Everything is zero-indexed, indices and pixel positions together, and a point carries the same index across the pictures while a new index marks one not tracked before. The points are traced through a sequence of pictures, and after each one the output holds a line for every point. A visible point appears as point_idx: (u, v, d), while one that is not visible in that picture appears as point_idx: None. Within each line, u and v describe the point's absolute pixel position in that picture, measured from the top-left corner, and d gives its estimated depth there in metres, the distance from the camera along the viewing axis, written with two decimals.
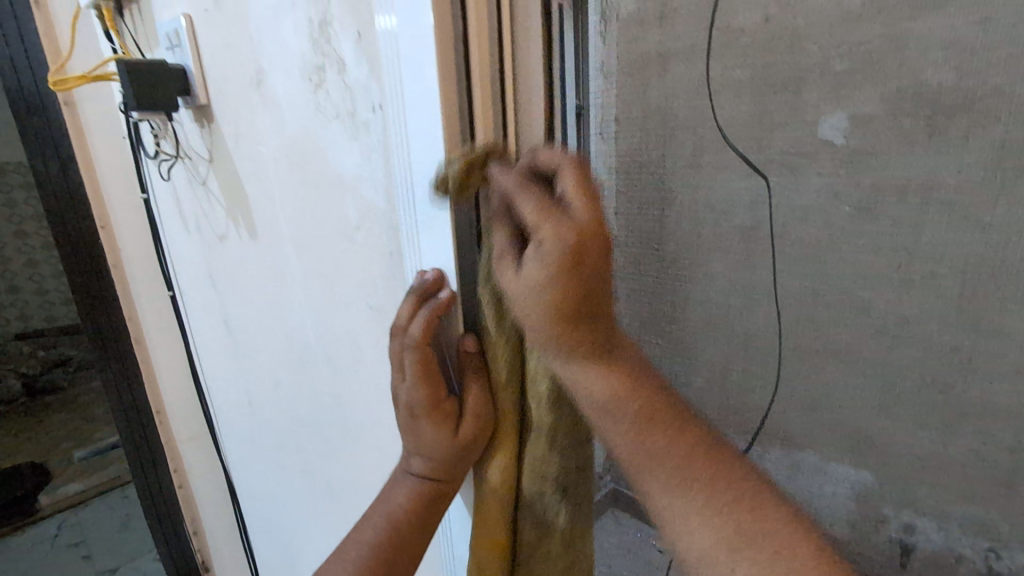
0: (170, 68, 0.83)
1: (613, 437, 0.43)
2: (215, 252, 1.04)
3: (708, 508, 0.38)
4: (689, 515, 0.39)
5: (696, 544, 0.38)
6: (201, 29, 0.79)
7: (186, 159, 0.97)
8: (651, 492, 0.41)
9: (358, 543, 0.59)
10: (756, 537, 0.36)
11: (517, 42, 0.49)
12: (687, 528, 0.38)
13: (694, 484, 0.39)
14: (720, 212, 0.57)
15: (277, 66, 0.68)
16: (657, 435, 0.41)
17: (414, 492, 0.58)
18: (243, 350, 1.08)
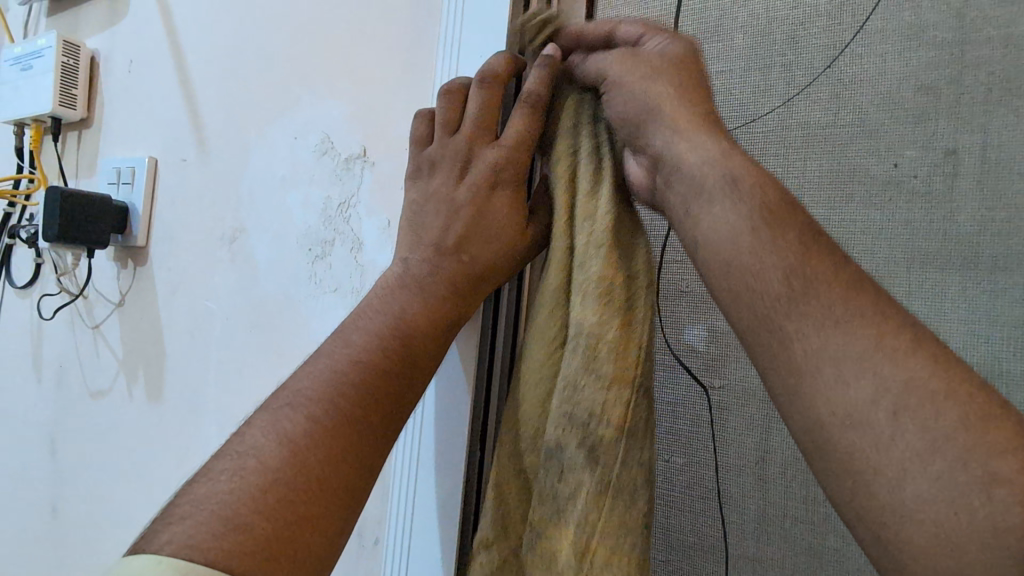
0: (112, 205, 0.75)
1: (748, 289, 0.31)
2: (74, 412, 0.83)
3: (845, 310, 0.29)
4: (812, 328, 0.29)
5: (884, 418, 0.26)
6: (168, 174, 0.75)
7: (82, 298, 0.82)
8: (753, 295, 0.31)
9: (304, 378, 0.39)
10: (909, 366, 0.27)
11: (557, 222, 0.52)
12: (818, 319, 0.29)
13: (826, 325, 0.29)
14: (956, 160, 0.40)
15: (265, 230, 0.66)
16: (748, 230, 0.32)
17: (359, 401, 0.38)
18: (71, 543, 0.81)
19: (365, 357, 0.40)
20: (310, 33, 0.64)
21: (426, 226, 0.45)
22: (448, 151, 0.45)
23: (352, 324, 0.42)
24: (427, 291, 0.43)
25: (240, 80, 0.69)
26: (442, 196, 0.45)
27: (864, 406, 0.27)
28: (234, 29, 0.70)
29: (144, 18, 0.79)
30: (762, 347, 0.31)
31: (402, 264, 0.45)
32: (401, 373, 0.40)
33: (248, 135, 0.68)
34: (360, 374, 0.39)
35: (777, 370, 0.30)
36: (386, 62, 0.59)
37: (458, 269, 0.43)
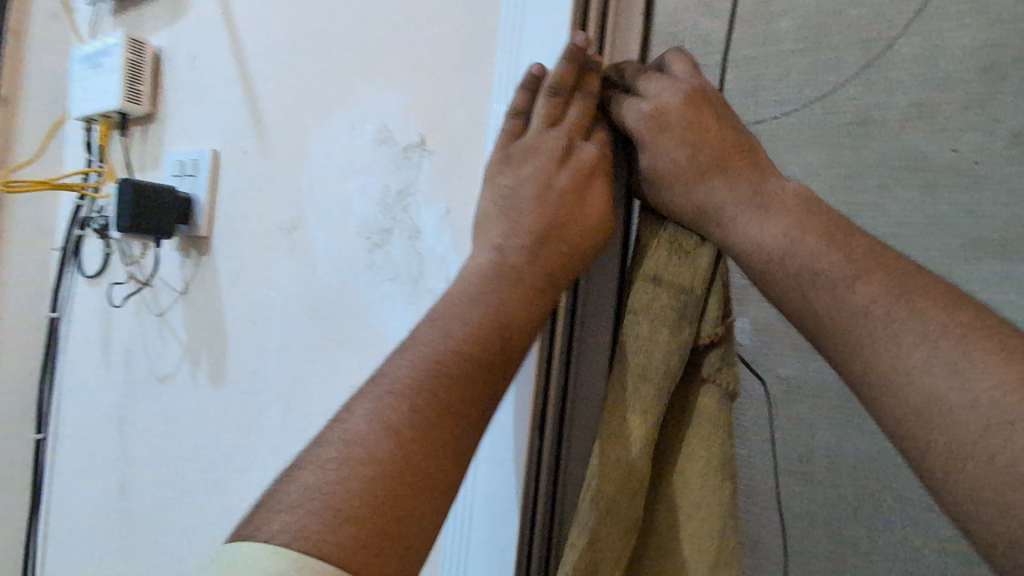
0: (178, 196, 0.77)
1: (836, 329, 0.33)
2: (142, 396, 0.87)
3: (910, 323, 0.30)
4: (923, 334, 0.30)
5: (973, 433, 0.27)
6: (228, 167, 0.77)
7: (148, 287, 0.86)
8: (853, 330, 0.32)
9: (402, 361, 0.40)
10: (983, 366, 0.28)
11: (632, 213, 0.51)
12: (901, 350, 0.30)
13: (929, 323, 0.30)
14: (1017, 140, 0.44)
15: (323, 218, 0.67)
16: (814, 235, 0.35)
17: (462, 394, 0.39)
18: (140, 522, 0.85)
19: (466, 348, 0.40)
20: (366, 22, 0.64)
21: (518, 214, 0.44)
22: (546, 139, 0.45)
23: (449, 314, 0.42)
24: (523, 286, 0.43)
25: (298, 72, 0.70)
26: (537, 182, 0.44)
27: (938, 401, 0.29)
28: (292, 24, 0.71)
29: (203, 14, 0.82)
30: (870, 382, 0.31)
31: (494, 252, 0.44)
32: (501, 363, 0.41)
33: (307, 127, 0.69)
34: (465, 365, 0.39)
35: (891, 396, 0.30)
36: (444, 52, 0.59)
37: (554, 264, 0.44)
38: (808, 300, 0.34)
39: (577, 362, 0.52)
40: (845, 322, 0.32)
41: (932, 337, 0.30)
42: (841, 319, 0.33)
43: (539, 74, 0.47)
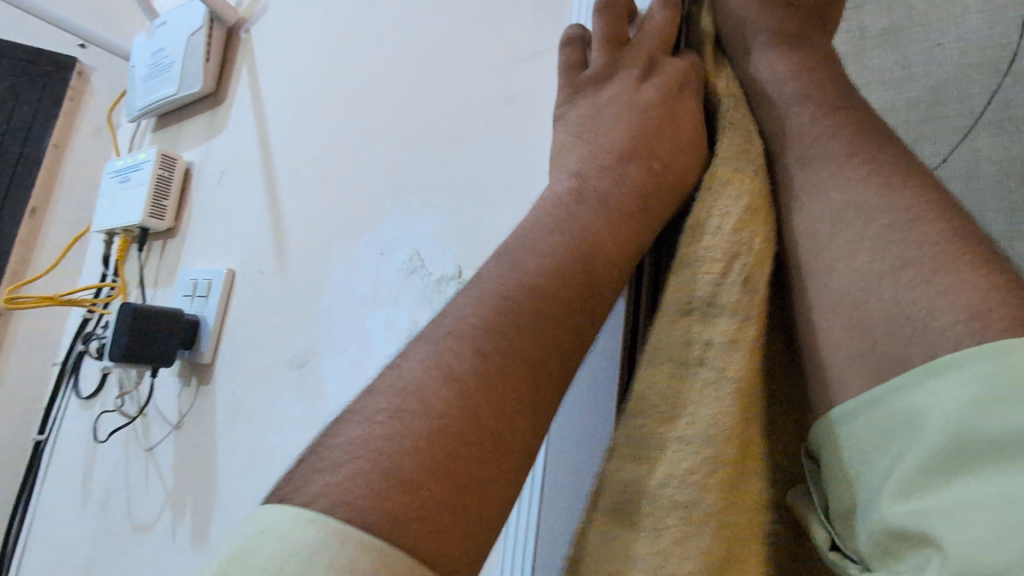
0: (183, 318, 0.70)
1: (821, 175, 0.33)
2: (114, 547, 0.74)
3: (896, 192, 0.30)
4: (882, 168, 0.31)
5: (887, 269, 0.29)
6: (242, 291, 0.70)
7: (140, 418, 0.76)
8: (832, 157, 0.33)
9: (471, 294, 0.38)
10: (955, 255, 0.27)
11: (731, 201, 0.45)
12: (868, 202, 0.31)
13: (912, 199, 0.30)
14: None
15: (338, 354, 0.58)
16: (841, 113, 0.35)
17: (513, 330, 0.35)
18: None
19: (542, 286, 0.37)
20: (403, 139, 0.60)
21: (597, 136, 0.45)
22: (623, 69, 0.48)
23: (526, 249, 0.39)
24: (588, 229, 0.40)
25: (328, 192, 0.65)
26: (613, 109, 0.46)
27: (904, 263, 0.28)
28: (325, 142, 0.68)
29: (237, 133, 0.80)
30: (819, 199, 0.33)
31: (575, 178, 0.44)
32: (569, 313, 0.37)
33: (329, 250, 0.62)
34: (540, 307, 0.36)
35: (821, 217, 0.32)
36: (488, 176, 0.52)
37: (638, 181, 0.42)
38: (790, 127, 0.36)
39: None
40: (806, 140, 0.35)
41: (849, 168, 0.32)
42: (818, 186, 0.33)
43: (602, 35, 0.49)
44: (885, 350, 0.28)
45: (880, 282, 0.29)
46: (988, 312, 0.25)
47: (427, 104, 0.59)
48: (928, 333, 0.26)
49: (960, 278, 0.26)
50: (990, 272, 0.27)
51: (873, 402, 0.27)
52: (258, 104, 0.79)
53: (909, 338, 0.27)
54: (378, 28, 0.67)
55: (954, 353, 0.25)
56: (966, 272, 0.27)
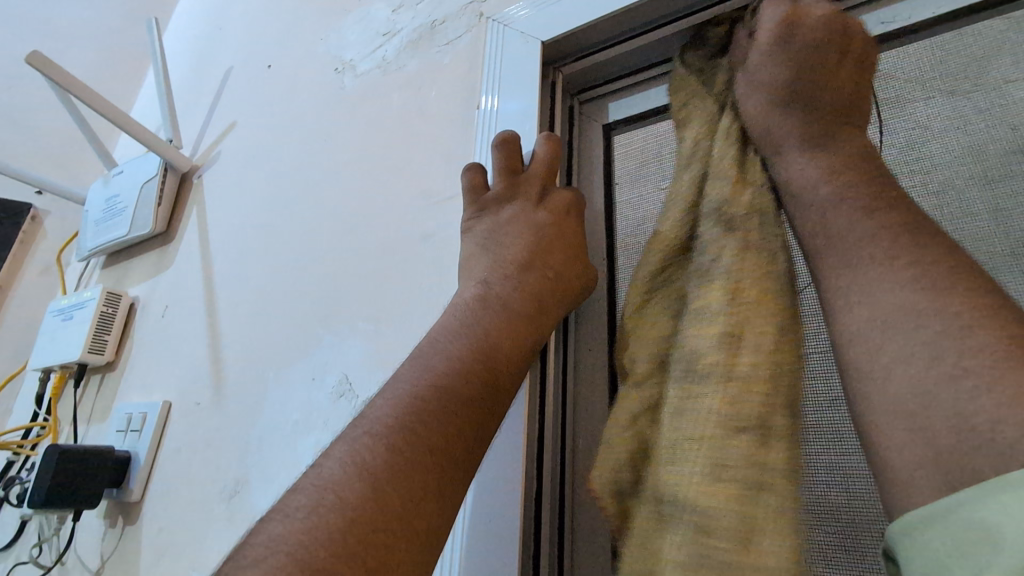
0: (114, 455, 0.70)
1: (871, 280, 0.31)
2: None
3: (952, 304, 0.28)
4: (928, 275, 0.30)
5: (942, 378, 0.27)
6: (177, 422, 0.71)
7: (58, 569, 0.72)
8: (873, 259, 0.32)
9: (389, 393, 0.43)
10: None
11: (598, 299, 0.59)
12: (925, 311, 0.29)
13: (959, 313, 0.28)
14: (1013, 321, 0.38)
15: (268, 482, 0.59)
16: (889, 215, 0.33)
17: (439, 419, 0.41)
18: None
19: (451, 385, 0.42)
20: (335, 269, 0.66)
21: (501, 248, 0.52)
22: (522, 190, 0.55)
23: (432, 352, 0.45)
24: (497, 330, 0.47)
25: (267, 322, 0.69)
26: (514, 225, 0.54)
27: (969, 377, 0.26)
28: (265, 275, 0.73)
29: (183, 270, 0.85)
30: (860, 303, 0.31)
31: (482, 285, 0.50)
32: (485, 403, 0.44)
33: (266, 378, 0.65)
34: (449, 406, 0.41)
35: (866, 322, 0.31)
36: (410, 301, 0.58)
37: (538, 286, 0.50)
38: (830, 230, 0.35)
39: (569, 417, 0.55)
40: (853, 243, 0.33)
41: (896, 272, 0.31)
42: (867, 291, 0.31)
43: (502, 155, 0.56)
44: (947, 460, 0.25)
45: (945, 393, 0.26)
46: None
47: (355, 238, 0.67)
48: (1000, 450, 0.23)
49: None
50: None
51: (923, 518, 0.25)
52: (205, 243, 0.85)
53: (974, 457, 0.24)
54: (316, 176, 0.76)
55: (1010, 474, 0.23)
56: None
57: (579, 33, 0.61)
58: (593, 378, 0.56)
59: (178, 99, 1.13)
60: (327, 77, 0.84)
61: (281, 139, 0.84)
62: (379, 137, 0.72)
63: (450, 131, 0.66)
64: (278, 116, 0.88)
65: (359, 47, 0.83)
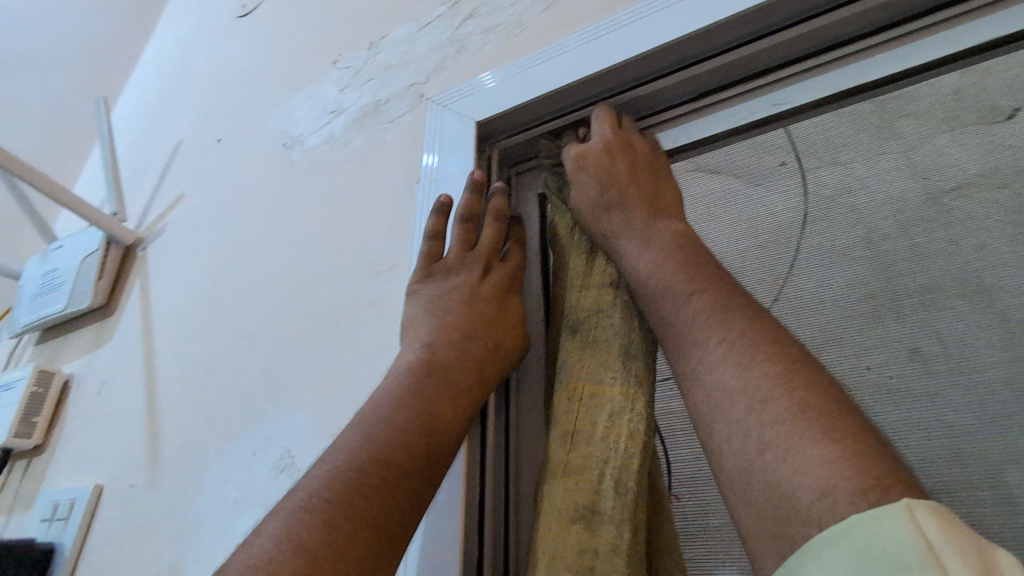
0: (36, 547, 0.65)
1: (696, 360, 0.38)
2: None
3: (754, 371, 0.34)
4: (737, 345, 0.36)
5: (755, 450, 0.31)
6: (109, 506, 0.68)
7: None
8: (700, 342, 0.38)
9: (325, 465, 0.43)
10: (794, 426, 0.30)
11: (531, 358, 0.61)
12: (724, 385, 0.35)
13: (760, 383, 0.33)
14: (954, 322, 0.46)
15: (205, 564, 0.56)
16: (704, 296, 0.40)
17: (379, 490, 0.41)
18: None
19: (393, 457, 0.43)
20: (279, 339, 0.67)
21: (445, 313, 0.54)
22: (471, 261, 0.58)
23: (373, 420, 0.46)
24: (438, 401, 0.48)
25: (208, 396, 0.68)
26: (459, 294, 0.56)
27: (770, 445, 0.31)
28: (207, 346, 0.73)
29: (123, 343, 0.83)
30: (698, 383, 0.37)
31: (424, 353, 0.51)
32: (423, 473, 0.45)
33: (205, 456, 0.64)
34: (386, 472, 0.42)
35: (703, 401, 0.36)
36: (355, 367, 0.59)
37: (481, 355, 0.53)
38: (665, 307, 0.43)
39: (510, 476, 0.56)
40: (690, 324, 0.40)
41: (711, 347, 0.37)
42: (696, 371, 0.38)
43: (459, 227, 0.59)
44: (772, 523, 0.29)
45: (768, 458, 0.30)
46: (839, 487, 0.27)
47: (299, 307, 0.68)
48: (806, 502, 0.28)
49: (801, 448, 0.29)
50: (852, 446, 0.28)
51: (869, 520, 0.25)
52: (147, 315, 0.84)
53: (790, 518, 0.28)
54: (261, 247, 0.77)
55: (821, 532, 0.26)
56: (828, 452, 0.28)
57: (505, 116, 0.66)
58: (533, 438, 0.57)
59: (125, 172, 1.14)
60: (275, 151, 0.88)
61: (229, 210, 0.86)
62: (325, 208, 0.75)
63: (393, 204, 0.69)
64: (225, 188, 0.90)
65: (306, 123, 0.87)
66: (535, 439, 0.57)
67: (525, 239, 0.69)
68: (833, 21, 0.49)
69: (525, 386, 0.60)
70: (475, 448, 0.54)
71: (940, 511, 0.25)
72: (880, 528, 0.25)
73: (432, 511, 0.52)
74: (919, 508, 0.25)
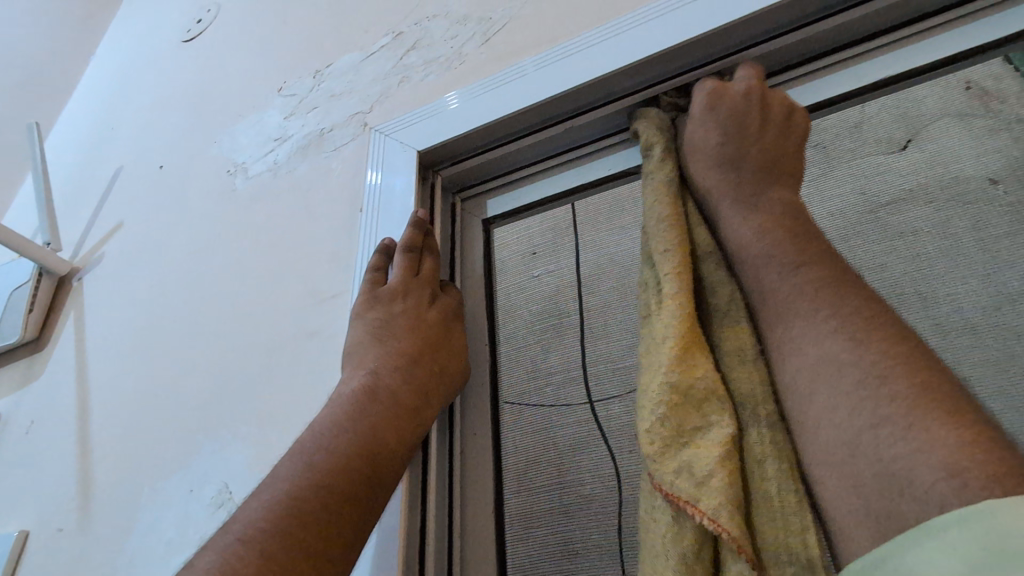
0: None
1: (795, 337, 0.36)
2: None
3: (864, 348, 0.33)
4: (840, 323, 0.34)
5: (864, 426, 0.30)
6: (35, 552, 0.65)
7: None
8: (802, 316, 0.36)
9: (263, 493, 0.42)
10: (912, 405, 0.29)
11: (474, 381, 0.62)
12: (828, 360, 0.34)
13: (871, 360, 0.32)
14: None
15: None
16: (814, 269, 0.38)
17: (317, 518, 0.41)
18: None
19: (333, 482, 0.43)
20: (219, 369, 0.66)
21: (390, 339, 0.54)
22: (416, 285, 0.58)
23: (315, 445, 0.45)
24: (383, 424, 0.48)
25: (144, 432, 0.66)
26: (405, 318, 0.56)
27: (880, 426, 0.30)
28: (145, 379, 0.71)
29: (55, 378, 0.80)
30: (799, 359, 0.35)
31: (371, 375, 0.51)
32: (365, 496, 0.44)
33: (141, 494, 0.62)
34: (329, 504, 0.41)
35: (803, 376, 0.35)
36: (298, 396, 0.59)
37: (425, 379, 0.53)
38: (760, 280, 0.39)
39: (457, 499, 0.56)
40: (785, 301, 0.38)
41: (822, 321, 0.35)
42: (791, 349, 0.36)
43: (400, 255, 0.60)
44: (880, 501, 0.29)
45: (879, 436, 0.30)
46: (964, 472, 0.26)
47: (241, 337, 0.67)
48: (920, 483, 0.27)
49: (924, 432, 0.28)
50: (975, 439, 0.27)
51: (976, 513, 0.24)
52: (81, 349, 0.81)
53: (900, 495, 0.28)
54: (204, 276, 0.76)
55: (941, 514, 0.26)
56: (955, 443, 0.27)
57: (447, 144, 0.68)
58: (477, 462, 0.59)
59: (61, 200, 1.10)
60: (218, 179, 0.87)
61: (169, 238, 0.84)
62: (268, 236, 0.74)
63: (336, 231, 0.70)
64: (166, 216, 0.88)
65: (250, 150, 0.87)
66: (479, 463, 0.58)
67: (470, 261, 0.70)
68: (834, 26, 0.53)
69: (468, 409, 0.61)
70: (418, 474, 0.54)
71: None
72: (984, 518, 0.24)
73: (373, 541, 0.51)
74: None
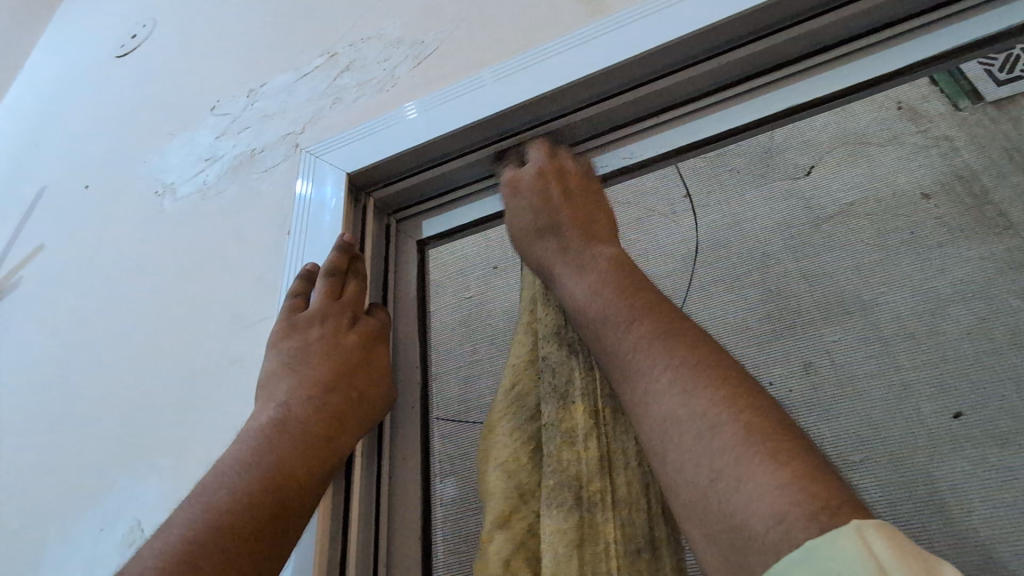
0: None
1: (641, 392, 0.38)
2: None
3: (699, 397, 0.35)
4: (680, 371, 0.37)
5: (707, 480, 0.32)
6: None
7: None
8: (645, 371, 0.38)
9: (163, 537, 0.43)
10: (747, 449, 0.31)
11: (405, 407, 0.62)
12: (667, 418, 0.35)
13: (702, 413, 0.34)
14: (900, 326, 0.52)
15: None
16: (645, 321, 0.41)
17: (210, 558, 0.42)
18: None
19: (229, 522, 0.43)
20: (135, 402, 0.63)
21: (304, 367, 0.54)
22: (334, 310, 0.57)
23: (214, 486, 0.46)
24: (288, 456, 0.47)
25: (54, 470, 0.63)
26: (322, 346, 0.55)
27: (722, 475, 0.31)
28: (57, 414, 0.67)
29: None
30: (646, 414, 0.37)
31: (281, 409, 0.51)
32: (266, 535, 0.44)
33: (46, 537, 0.58)
34: (219, 547, 0.42)
35: (653, 432, 0.36)
36: (215, 429, 0.57)
37: (342, 405, 0.52)
38: (604, 335, 0.42)
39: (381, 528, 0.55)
40: (629, 355, 0.40)
41: (656, 376, 0.38)
42: (640, 404, 0.38)
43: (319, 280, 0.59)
44: (732, 552, 0.30)
45: (725, 486, 0.31)
46: (790, 515, 0.28)
47: (159, 368, 0.64)
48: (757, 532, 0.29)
49: (758, 479, 0.30)
50: (801, 472, 0.29)
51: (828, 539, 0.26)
52: None
53: (745, 546, 0.29)
54: (126, 303, 0.73)
55: (779, 560, 0.27)
56: (783, 481, 0.29)
57: (379, 166, 0.68)
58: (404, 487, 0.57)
59: None
60: (145, 200, 0.84)
61: (91, 263, 0.81)
62: (193, 261, 0.72)
63: (262, 256, 0.68)
64: (89, 240, 0.84)
65: (179, 171, 0.85)
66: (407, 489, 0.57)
67: (403, 284, 0.69)
68: (731, 60, 0.56)
69: (396, 436, 0.60)
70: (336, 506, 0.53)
71: (889, 532, 0.26)
72: (835, 558, 0.25)
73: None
74: (869, 532, 0.26)
